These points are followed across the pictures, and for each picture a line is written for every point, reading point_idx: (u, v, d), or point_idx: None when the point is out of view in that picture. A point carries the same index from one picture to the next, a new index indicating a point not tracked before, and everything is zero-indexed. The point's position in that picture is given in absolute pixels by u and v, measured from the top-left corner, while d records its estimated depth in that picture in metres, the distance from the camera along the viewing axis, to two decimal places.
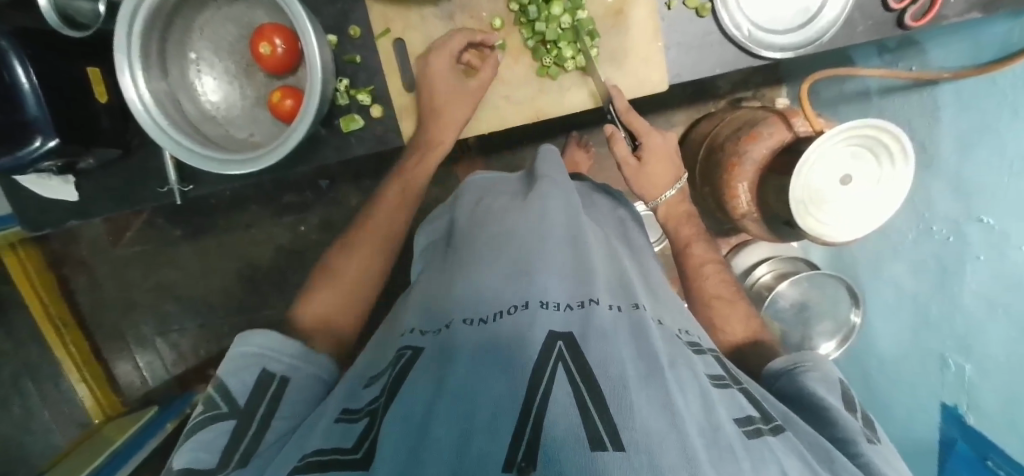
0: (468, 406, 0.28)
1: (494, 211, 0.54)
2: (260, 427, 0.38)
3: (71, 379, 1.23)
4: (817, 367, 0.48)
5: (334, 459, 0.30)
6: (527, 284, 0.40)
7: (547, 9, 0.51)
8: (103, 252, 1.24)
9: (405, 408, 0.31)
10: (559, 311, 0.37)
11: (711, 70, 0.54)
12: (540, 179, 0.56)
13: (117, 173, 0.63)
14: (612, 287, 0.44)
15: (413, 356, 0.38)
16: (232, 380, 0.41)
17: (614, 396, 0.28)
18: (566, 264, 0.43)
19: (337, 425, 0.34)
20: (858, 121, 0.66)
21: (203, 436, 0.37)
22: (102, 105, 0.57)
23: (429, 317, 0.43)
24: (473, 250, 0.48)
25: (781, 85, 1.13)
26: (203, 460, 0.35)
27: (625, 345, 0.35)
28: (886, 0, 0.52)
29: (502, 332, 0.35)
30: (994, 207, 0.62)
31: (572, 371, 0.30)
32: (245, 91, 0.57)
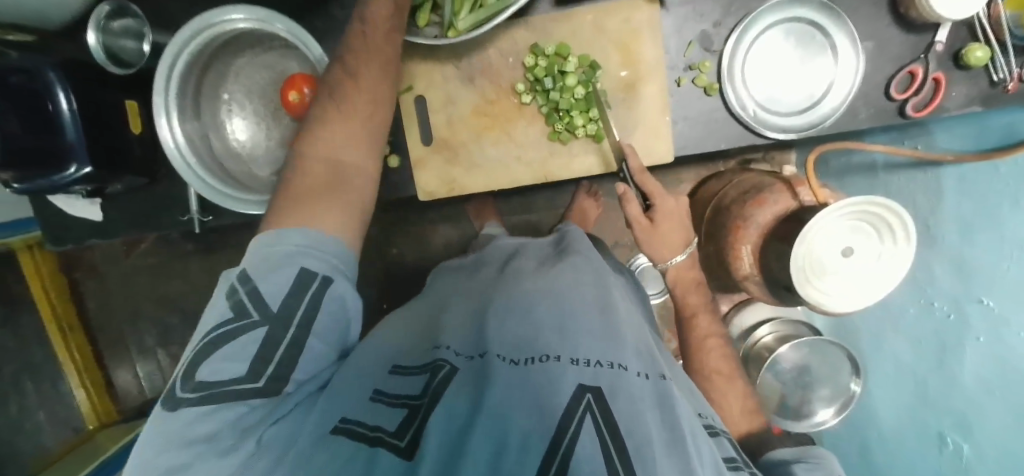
0: (503, 432, 0.31)
1: (526, 269, 0.56)
2: (292, 346, 0.37)
3: (71, 382, 1.23)
4: (822, 465, 0.42)
5: (379, 439, 0.32)
6: (559, 340, 0.39)
7: (563, 80, 0.53)
8: (115, 261, 1.26)
9: (446, 421, 0.33)
10: (588, 369, 0.36)
11: (716, 144, 0.56)
12: (576, 251, 0.59)
13: (142, 197, 0.66)
14: (642, 354, 0.43)
15: (449, 371, 0.38)
16: (263, 283, 0.37)
17: (638, 458, 0.29)
18: (595, 324, 0.43)
19: (378, 404, 0.36)
20: (865, 198, 0.68)
21: (232, 342, 0.35)
22: (135, 136, 0.60)
23: (466, 340, 0.43)
24: (507, 293, 0.48)
25: (790, 150, 1.15)
26: (234, 370, 0.34)
27: (650, 411, 0.35)
28: (887, 90, 0.54)
29: (534, 376, 0.35)
30: (992, 289, 0.64)
31: (599, 424, 0.31)
32: (272, 133, 0.58)
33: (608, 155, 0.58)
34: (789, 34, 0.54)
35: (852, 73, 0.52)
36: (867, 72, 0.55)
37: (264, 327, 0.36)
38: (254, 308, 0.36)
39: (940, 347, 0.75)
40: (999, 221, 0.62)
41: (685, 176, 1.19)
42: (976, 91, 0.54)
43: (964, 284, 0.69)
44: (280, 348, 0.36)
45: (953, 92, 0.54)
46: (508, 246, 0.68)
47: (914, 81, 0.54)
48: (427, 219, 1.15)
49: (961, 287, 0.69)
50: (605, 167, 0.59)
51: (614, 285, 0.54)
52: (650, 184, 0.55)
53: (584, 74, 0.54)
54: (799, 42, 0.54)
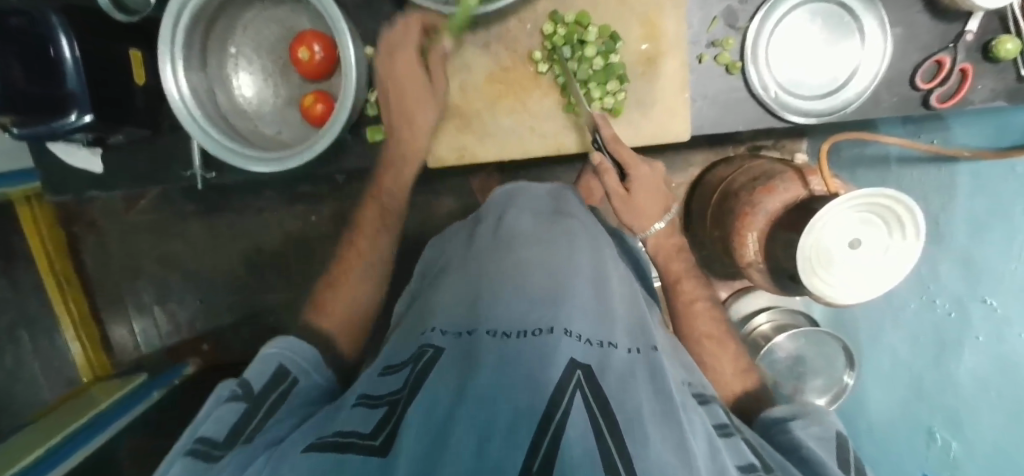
0: (487, 414, 0.28)
1: (518, 231, 0.56)
2: (265, 417, 0.36)
3: (67, 335, 1.23)
4: (816, 420, 0.44)
5: (352, 442, 0.30)
6: (552, 312, 0.41)
7: (582, 51, 0.52)
8: (116, 218, 1.25)
9: (431, 400, 0.32)
10: (580, 342, 0.38)
11: (734, 125, 0.55)
12: (572, 219, 0.59)
13: (143, 150, 0.64)
14: (631, 333, 0.46)
15: (435, 354, 0.39)
16: (251, 377, 0.40)
17: (630, 427, 0.30)
18: (590, 303, 0.45)
19: (358, 410, 0.35)
20: (879, 191, 0.66)
21: (215, 416, 0.35)
22: (139, 88, 0.59)
23: (453, 320, 0.44)
24: (499, 266, 0.49)
25: (802, 139, 1.14)
26: (214, 431, 0.33)
27: (641, 387, 0.36)
28: (913, 79, 0.53)
29: (525, 350, 0.36)
30: (998, 290, 0.65)
31: (589, 399, 0.31)
32: (279, 91, 0.58)
33: (615, 133, 0.56)
34: (816, 15, 0.53)
35: (878, 59, 0.51)
36: (893, 59, 0.53)
37: (244, 402, 0.36)
38: (238, 391, 0.37)
39: (938, 343, 0.76)
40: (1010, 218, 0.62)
41: (694, 159, 1.18)
42: (1002, 85, 0.52)
43: (971, 283, 0.70)
44: (254, 421, 0.35)
45: (980, 84, 0.52)
46: (503, 198, 0.66)
47: (940, 72, 0.52)
48: (432, 190, 1.14)
49: (967, 285, 0.70)
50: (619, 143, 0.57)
51: (609, 262, 0.56)
52: (624, 153, 0.50)
53: (603, 45, 0.53)
54: (825, 24, 0.53)
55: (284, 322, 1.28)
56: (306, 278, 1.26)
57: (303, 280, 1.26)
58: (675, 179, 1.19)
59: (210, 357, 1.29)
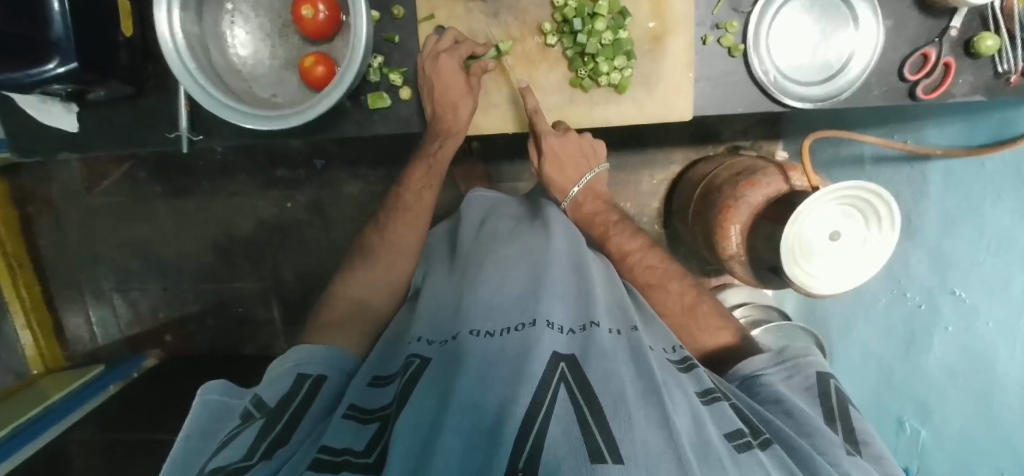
0: (473, 420, 0.28)
1: (500, 233, 0.55)
2: (288, 427, 0.35)
3: (17, 323, 1.12)
4: (796, 368, 0.44)
5: (346, 460, 0.29)
6: (534, 304, 0.40)
7: (592, 24, 0.53)
8: (76, 198, 1.18)
9: (414, 410, 0.31)
10: (562, 334, 0.37)
11: (734, 108, 0.57)
12: (551, 208, 0.59)
13: (125, 110, 0.61)
14: (612, 310, 0.44)
15: (422, 364, 0.37)
16: (266, 392, 0.39)
17: (613, 410, 0.29)
18: (569, 290, 0.44)
19: (348, 421, 0.34)
20: (848, 184, 0.64)
21: (235, 438, 0.33)
22: (125, 39, 0.55)
23: (437, 327, 0.43)
24: (479, 266, 0.48)
25: (778, 141, 1.14)
26: (229, 456, 0.31)
27: (625, 365, 0.34)
28: (902, 70, 0.55)
29: (507, 348, 0.35)
30: (967, 282, 0.64)
31: (573, 391, 0.30)
32: (276, 51, 0.56)
33: (621, 110, 0.57)
34: (816, 4, 0.54)
35: (872, 47, 0.53)
36: (883, 50, 0.56)
37: (260, 420, 0.35)
38: (253, 410, 0.36)
39: (909, 335, 0.75)
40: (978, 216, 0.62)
41: (675, 156, 1.16)
42: (981, 81, 0.55)
43: (938, 275, 0.69)
44: (272, 436, 0.34)
45: (960, 79, 0.55)
46: (486, 200, 0.65)
47: (926, 64, 0.55)
48: None
49: (936, 277, 0.69)
50: (624, 120, 0.58)
51: (587, 250, 0.54)
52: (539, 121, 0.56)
53: (613, 21, 0.54)
54: (823, 13, 0.54)
55: (254, 312, 1.20)
56: (278, 266, 1.18)
57: (274, 268, 1.19)
58: (657, 175, 1.17)
59: (173, 348, 1.23)
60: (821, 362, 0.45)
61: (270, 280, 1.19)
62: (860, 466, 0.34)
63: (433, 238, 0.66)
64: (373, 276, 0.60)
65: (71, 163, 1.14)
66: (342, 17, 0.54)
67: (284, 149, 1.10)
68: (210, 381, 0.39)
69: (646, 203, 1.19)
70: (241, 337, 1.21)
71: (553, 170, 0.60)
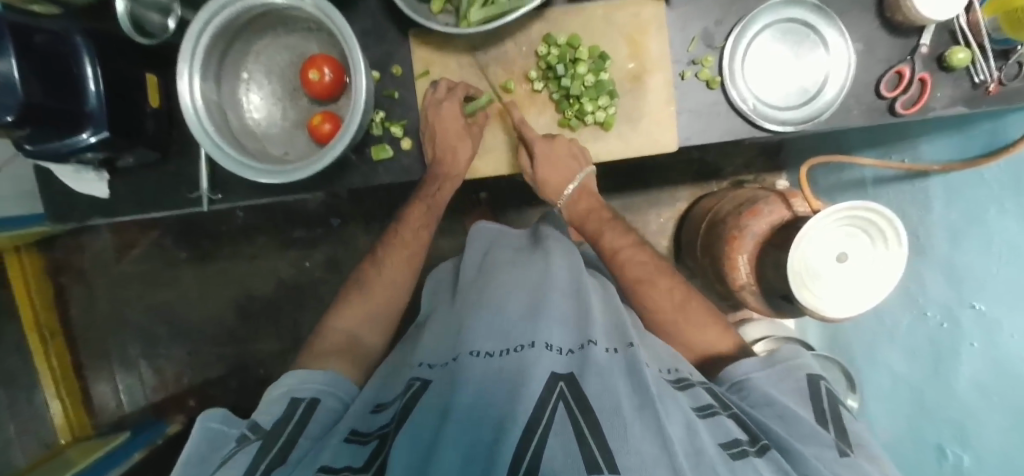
0: (474, 436, 0.28)
1: (500, 262, 0.56)
2: (283, 448, 0.36)
3: (47, 394, 1.16)
4: (788, 372, 0.44)
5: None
6: (533, 328, 0.40)
7: (574, 68, 0.57)
8: (105, 268, 1.23)
9: (414, 430, 0.30)
10: (560, 355, 0.37)
11: (718, 137, 0.59)
12: (547, 237, 0.60)
13: (151, 174, 0.66)
14: (608, 331, 0.44)
15: (422, 386, 0.37)
16: (262, 417, 0.40)
17: (609, 423, 0.29)
18: (566, 313, 0.44)
19: (348, 444, 0.34)
20: (855, 203, 0.64)
21: (235, 458, 0.35)
22: (152, 109, 0.61)
23: (439, 352, 0.43)
24: (477, 294, 0.49)
25: (782, 172, 1.15)
26: (227, 475, 0.33)
27: (621, 380, 0.34)
28: (878, 88, 0.57)
29: (506, 368, 0.35)
30: (981, 293, 0.62)
31: (572, 409, 0.30)
32: (288, 113, 0.62)
33: (611, 144, 0.60)
34: (785, 35, 0.57)
35: (845, 68, 0.55)
36: (858, 72, 0.58)
37: (258, 441, 0.37)
38: (249, 433, 0.38)
39: (936, 355, 0.71)
40: (983, 225, 0.60)
41: (680, 194, 1.17)
42: (960, 92, 0.57)
43: (956, 290, 0.66)
44: (271, 453, 0.36)
45: (940, 92, 0.57)
46: (491, 233, 0.65)
47: (901, 81, 0.57)
48: None
49: (953, 292, 0.66)
50: (613, 154, 0.60)
51: (585, 275, 0.54)
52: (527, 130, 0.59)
53: (594, 64, 0.58)
54: (792, 42, 0.57)
55: (273, 372, 1.20)
56: (297, 324, 1.20)
57: (294, 326, 1.20)
58: (664, 213, 1.18)
59: (196, 413, 1.22)
60: (810, 366, 0.46)
61: (291, 339, 1.20)
62: (852, 468, 0.34)
63: (430, 281, 0.67)
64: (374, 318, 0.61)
65: (104, 234, 1.21)
66: (347, 79, 0.59)
67: (300, 210, 1.16)
68: (210, 410, 0.41)
69: (657, 242, 1.19)
70: (260, 398, 1.20)
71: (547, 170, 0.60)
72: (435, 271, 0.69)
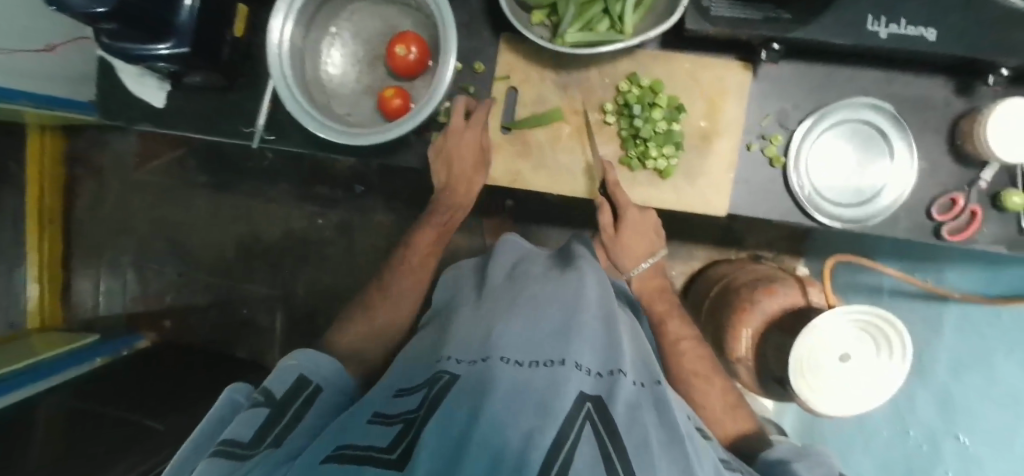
0: (499, 438, 0.29)
1: (531, 275, 0.57)
2: (287, 425, 0.38)
3: (28, 276, 1.15)
4: (818, 460, 0.45)
5: (371, 455, 0.30)
6: (564, 345, 0.41)
7: (650, 112, 0.58)
8: (122, 171, 1.22)
9: (448, 415, 0.32)
10: (589, 377, 0.38)
11: (766, 213, 0.60)
12: (583, 259, 0.61)
13: (211, 98, 0.66)
14: (637, 364, 0.45)
15: (450, 380, 0.38)
16: (274, 385, 0.42)
17: (636, 459, 0.31)
18: (600, 338, 0.45)
19: (372, 425, 0.34)
20: (869, 309, 0.65)
21: (246, 417, 0.37)
22: (232, 38, 0.61)
23: (467, 350, 0.44)
24: (511, 300, 0.50)
25: (799, 258, 1.17)
26: (239, 436, 0.34)
27: (648, 415, 0.36)
28: (931, 210, 0.59)
29: (537, 378, 0.36)
30: (971, 429, 0.63)
31: (598, 430, 0.32)
32: (361, 77, 0.62)
33: (663, 193, 0.61)
34: (856, 134, 0.59)
35: (904, 181, 0.57)
36: (913, 188, 0.60)
37: (266, 408, 0.38)
38: (260, 396, 0.40)
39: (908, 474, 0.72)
40: (988, 366, 0.62)
41: (697, 252, 1.18)
42: (1004, 234, 0.58)
43: (946, 418, 0.67)
44: (277, 426, 0.37)
45: (986, 229, 0.58)
46: (519, 246, 0.67)
47: (952, 208, 0.58)
48: None
49: (942, 419, 0.68)
50: (663, 203, 0.61)
51: (619, 308, 0.55)
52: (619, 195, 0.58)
53: (669, 112, 0.59)
54: (862, 144, 0.58)
55: (256, 317, 1.19)
56: (293, 277, 1.19)
57: (289, 279, 1.20)
58: (676, 267, 1.19)
59: (169, 335, 1.21)
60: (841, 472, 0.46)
61: (283, 290, 1.19)
62: None
63: (448, 276, 0.69)
64: None
65: (130, 138, 1.21)
66: (430, 62, 0.60)
67: (329, 169, 1.16)
68: (237, 385, 0.43)
69: None
70: (237, 339, 1.19)
71: (630, 238, 0.60)
72: (456, 267, 0.70)
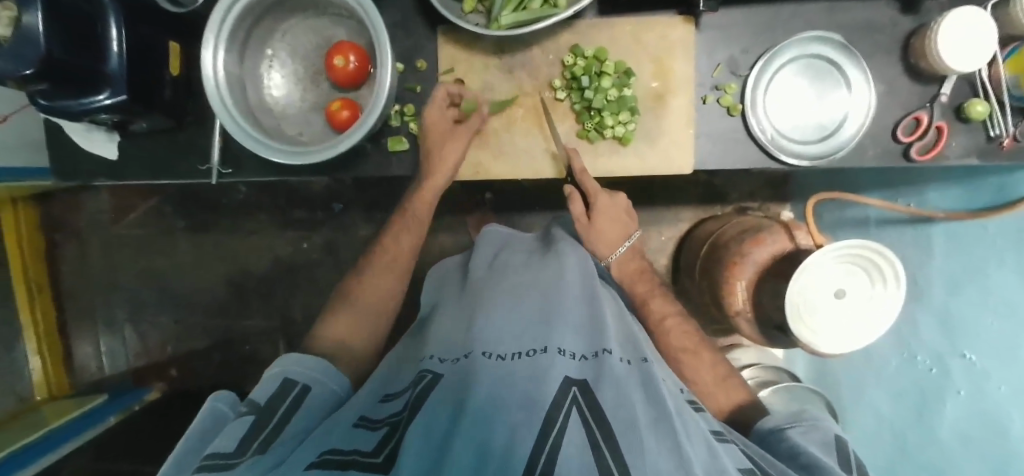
0: (483, 438, 0.28)
1: (513, 263, 0.57)
2: (276, 428, 0.37)
3: (28, 349, 1.15)
4: (815, 426, 0.46)
5: (354, 459, 0.30)
6: (546, 333, 0.41)
7: (598, 82, 0.57)
8: (101, 229, 1.22)
9: (427, 422, 0.32)
10: (574, 361, 0.38)
11: (733, 163, 0.59)
12: (563, 243, 0.61)
13: (162, 141, 0.66)
14: (623, 342, 0.45)
15: (434, 379, 0.39)
16: (259, 393, 0.42)
17: (625, 435, 0.30)
18: (580, 320, 0.45)
19: (356, 428, 0.35)
20: (855, 241, 0.63)
21: (230, 428, 0.36)
22: (171, 77, 0.60)
23: (450, 348, 0.44)
24: (490, 293, 0.50)
25: (785, 203, 1.16)
26: (223, 447, 0.34)
27: (636, 392, 0.36)
28: (896, 133, 0.58)
29: (520, 370, 0.36)
30: (975, 344, 0.62)
31: (585, 415, 0.31)
32: (307, 94, 0.62)
33: (626, 160, 0.60)
34: (809, 69, 0.58)
35: (864, 109, 0.56)
36: (876, 114, 0.59)
37: (251, 415, 0.38)
38: (244, 407, 0.40)
39: (920, 399, 0.71)
40: (980, 276, 0.62)
41: (683, 214, 1.18)
42: (974, 145, 0.57)
43: (947, 338, 0.67)
44: (265, 430, 0.37)
45: (954, 142, 0.57)
46: (500, 236, 0.66)
47: (918, 127, 0.58)
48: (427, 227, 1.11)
49: (945, 339, 0.67)
50: (628, 171, 0.61)
51: (600, 285, 0.55)
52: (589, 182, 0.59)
53: (618, 79, 0.58)
54: (816, 78, 0.58)
55: (259, 351, 1.19)
56: (287, 305, 1.19)
57: (284, 307, 1.19)
58: (664, 232, 1.19)
59: (176, 383, 1.21)
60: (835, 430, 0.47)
61: (280, 319, 1.19)
62: None
63: (430, 278, 0.69)
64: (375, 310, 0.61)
65: (103, 195, 1.20)
66: (371, 69, 0.59)
67: (304, 192, 1.15)
68: (221, 392, 0.44)
69: (655, 259, 1.19)
70: (244, 375, 1.19)
71: (604, 222, 0.62)
72: (438, 267, 0.71)
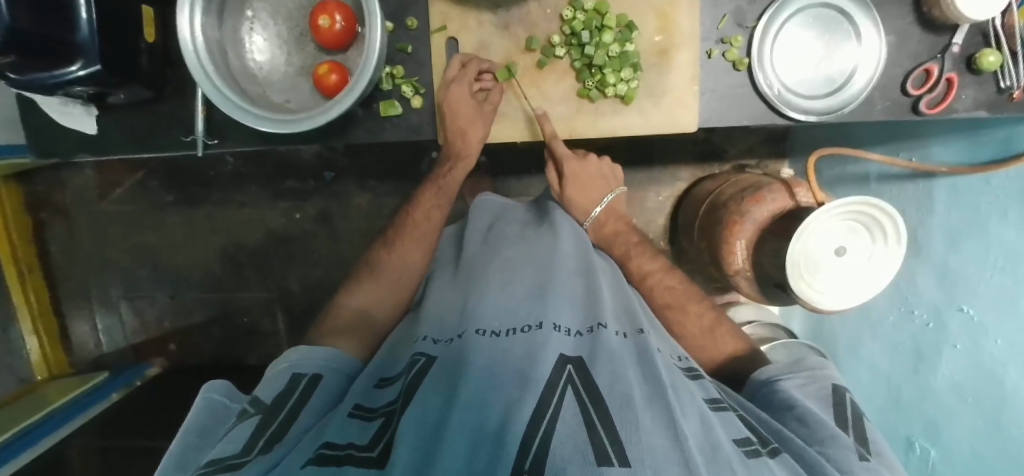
0: (479, 418, 0.29)
1: (507, 237, 0.57)
2: (284, 422, 0.38)
3: (24, 329, 1.14)
4: (812, 378, 0.47)
5: (349, 454, 0.31)
6: (540, 307, 0.42)
7: (599, 37, 0.55)
8: (88, 206, 1.19)
9: (420, 409, 0.32)
10: (568, 337, 0.39)
11: (738, 121, 0.58)
12: (557, 214, 0.60)
13: (142, 115, 0.63)
14: (619, 315, 0.46)
15: (426, 363, 0.39)
16: (263, 391, 0.43)
17: (620, 411, 0.30)
18: (576, 294, 0.46)
19: (352, 420, 0.36)
20: (853, 199, 0.63)
21: (236, 428, 0.37)
22: (147, 44, 0.56)
23: (442, 329, 0.45)
24: (489, 269, 0.50)
25: (784, 160, 1.14)
26: (227, 449, 0.34)
27: (632, 368, 0.36)
28: (905, 85, 0.57)
29: (515, 347, 0.37)
30: (974, 298, 0.62)
31: (581, 393, 0.32)
32: (292, 58, 0.58)
33: (629, 119, 0.59)
34: (817, 19, 0.55)
35: (873, 62, 0.54)
36: (886, 65, 0.57)
37: (258, 415, 0.38)
38: (249, 407, 0.40)
39: (916, 352, 0.73)
40: (983, 230, 0.61)
41: (681, 174, 1.16)
42: (984, 96, 0.56)
43: (947, 291, 0.67)
44: (272, 426, 0.38)
45: (964, 94, 0.56)
46: (497, 208, 0.66)
47: (928, 80, 0.56)
48: None
49: (943, 294, 0.67)
50: (630, 130, 0.59)
51: (594, 255, 0.56)
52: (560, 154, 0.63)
53: (620, 34, 0.56)
54: (824, 29, 0.55)
55: (259, 323, 1.20)
56: (284, 277, 1.19)
57: (281, 279, 1.19)
58: (662, 193, 1.17)
59: (178, 357, 1.23)
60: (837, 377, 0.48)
61: (279, 291, 1.19)
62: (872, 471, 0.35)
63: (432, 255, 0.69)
64: (379, 280, 0.62)
65: (86, 171, 1.17)
66: (358, 29, 0.56)
67: (294, 161, 1.12)
68: (214, 384, 0.44)
69: (653, 220, 1.19)
70: (246, 348, 1.21)
71: (575, 190, 0.65)
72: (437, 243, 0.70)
